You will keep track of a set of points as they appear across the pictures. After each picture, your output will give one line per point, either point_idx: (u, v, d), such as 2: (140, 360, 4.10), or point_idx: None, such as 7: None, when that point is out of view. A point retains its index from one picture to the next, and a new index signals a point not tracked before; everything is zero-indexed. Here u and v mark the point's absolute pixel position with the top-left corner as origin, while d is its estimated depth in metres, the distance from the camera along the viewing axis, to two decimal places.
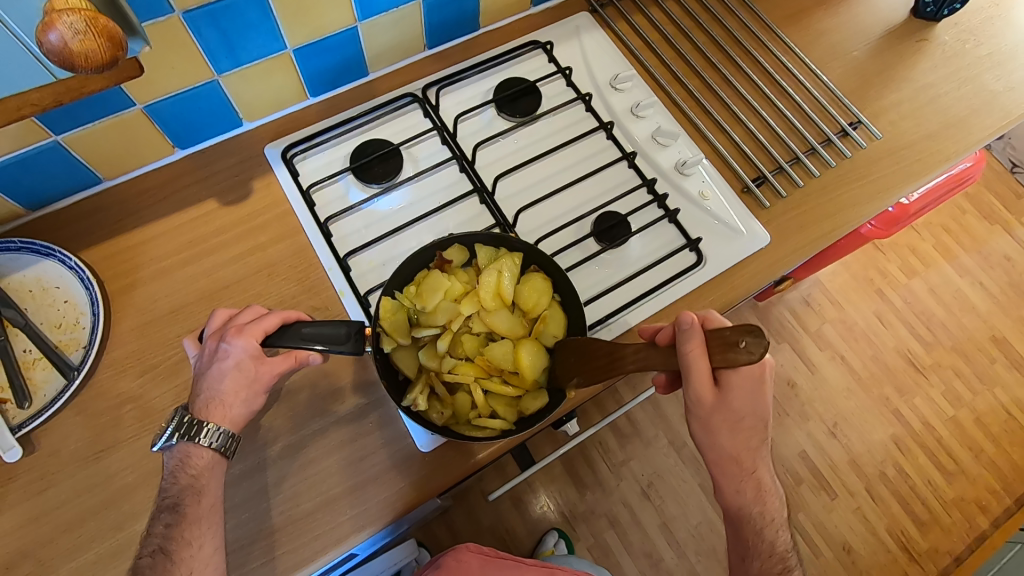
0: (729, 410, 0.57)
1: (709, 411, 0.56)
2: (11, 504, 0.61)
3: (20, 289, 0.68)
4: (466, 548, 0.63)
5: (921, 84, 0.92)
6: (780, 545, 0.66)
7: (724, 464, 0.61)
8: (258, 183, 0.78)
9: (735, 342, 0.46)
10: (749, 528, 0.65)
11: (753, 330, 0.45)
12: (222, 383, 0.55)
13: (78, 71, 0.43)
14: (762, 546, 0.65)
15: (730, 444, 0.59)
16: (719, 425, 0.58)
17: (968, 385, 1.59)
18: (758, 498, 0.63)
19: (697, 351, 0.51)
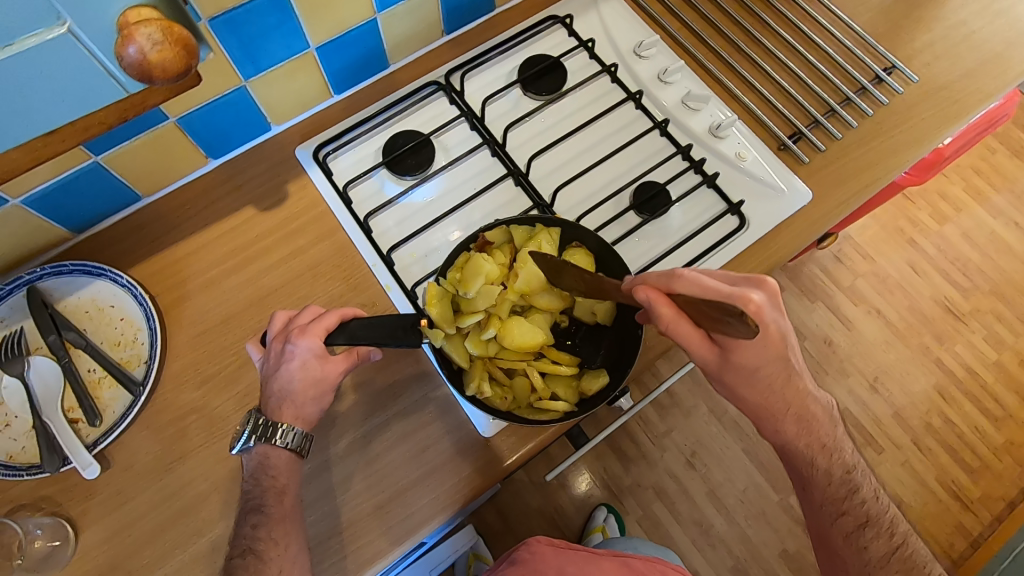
0: (732, 367, 0.56)
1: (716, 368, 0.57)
2: (95, 519, 0.63)
3: (78, 311, 0.70)
4: (538, 541, 0.61)
5: (953, 22, 0.89)
6: (838, 470, 0.62)
7: (760, 415, 0.60)
8: (292, 186, 0.78)
9: (717, 318, 0.47)
10: (801, 462, 0.62)
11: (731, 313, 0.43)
12: (292, 384, 0.55)
13: (154, 83, 0.44)
14: (820, 477, 0.62)
15: (754, 398, 0.58)
16: (736, 380, 0.57)
17: (1009, 327, 1.56)
18: (804, 431, 0.61)
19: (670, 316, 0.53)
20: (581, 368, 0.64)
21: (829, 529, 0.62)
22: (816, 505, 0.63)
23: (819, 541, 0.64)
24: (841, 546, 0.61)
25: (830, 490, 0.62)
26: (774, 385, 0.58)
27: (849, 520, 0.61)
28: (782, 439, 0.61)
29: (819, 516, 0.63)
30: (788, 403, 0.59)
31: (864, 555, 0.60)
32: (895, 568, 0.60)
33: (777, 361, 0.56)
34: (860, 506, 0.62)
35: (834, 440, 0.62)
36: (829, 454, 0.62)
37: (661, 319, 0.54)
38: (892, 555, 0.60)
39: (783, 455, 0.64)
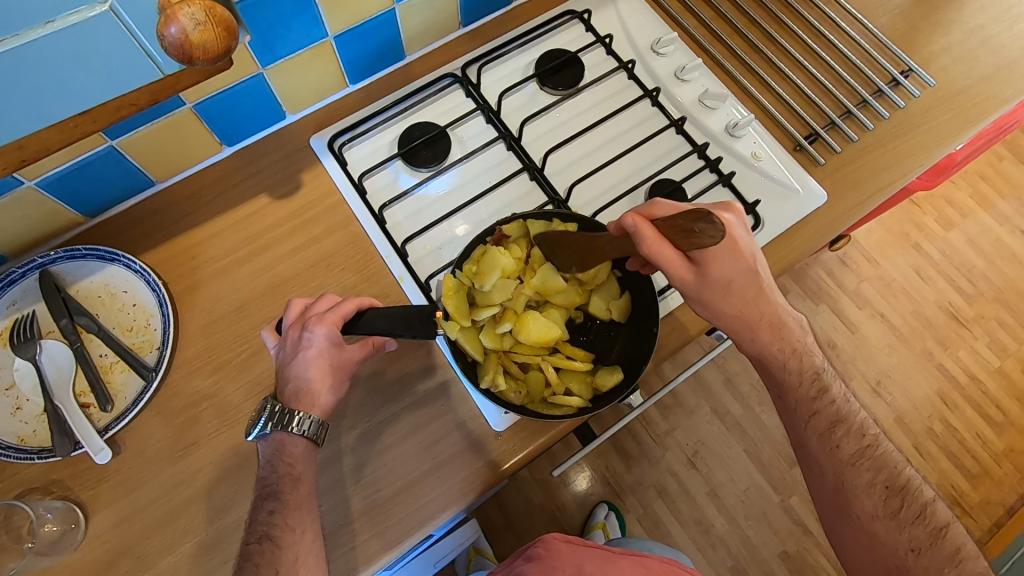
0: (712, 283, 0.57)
1: (695, 289, 0.58)
2: (105, 504, 0.63)
3: (90, 296, 0.69)
4: (553, 538, 0.61)
5: (971, 26, 0.89)
6: (810, 371, 0.62)
7: (734, 327, 0.61)
8: (307, 175, 0.77)
9: (691, 228, 0.46)
10: (774, 367, 0.63)
11: (702, 215, 0.45)
12: (309, 371, 0.56)
13: (195, 65, 0.42)
14: (793, 381, 0.62)
15: (729, 310, 0.59)
16: (714, 298, 0.58)
17: (1012, 334, 1.57)
18: (776, 335, 0.62)
19: (654, 242, 0.52)
20: (596, 365, 0.64)
21: (804, 434, 0.62)
22: (792, 411, 0.63)
23: (797, 450, 0.64)
24: (816, 448, 0.62)
25: (804, 392, 0.62)
26: (747, 298, 0.59)
27: (822, 421, 0.61)
28: (756, 345, 0.62)
29: (794, 421, 0.63)
30: (760, 309, 0.60)
31: (838, 455, 0.61)
32: (867, 465, 0.60)
33: (749, 273, 0.58)
34: (832, 407, 0.62)
35: (804, 344, 0.63)
36: (800, 357, 0.62)
37: (644, 247, 0.53)
38: (864, 454, 0.61)
39: (756, 363, 0.64)
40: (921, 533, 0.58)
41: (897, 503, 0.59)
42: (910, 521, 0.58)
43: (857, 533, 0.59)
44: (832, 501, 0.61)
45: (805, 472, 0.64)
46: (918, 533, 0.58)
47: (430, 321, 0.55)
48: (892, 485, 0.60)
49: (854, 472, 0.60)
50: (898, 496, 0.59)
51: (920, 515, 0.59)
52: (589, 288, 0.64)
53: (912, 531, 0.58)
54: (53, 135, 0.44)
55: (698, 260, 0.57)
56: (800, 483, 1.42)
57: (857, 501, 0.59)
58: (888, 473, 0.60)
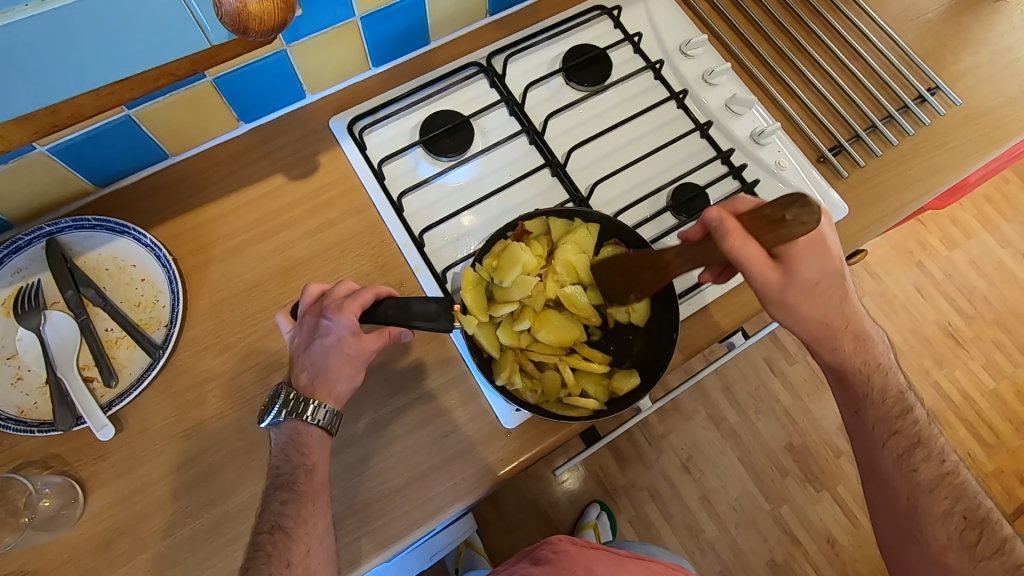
0: (795, 283, 0.54)
1: (777, 291, 0.54)
2: (106, 481, 0.62)
3: (97, 268, 0.68)
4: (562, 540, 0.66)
5: (998, 47, 0.87)
6: (893, 389, 0.60)
7: (816, 334, 0.58)
8: (324, 157, 0.76)
9: (781, 218, 0.43)
10: (857, 381, 0.60)
11: (796, 199, 0.41)
12: (326, 360, 0.56)
13: (247, 36, 0.40)
14: (876, 396, 0.59)
15: (811, 315, 0.57)
16: (796, 302, 0.55)
17: (1009, 356, 1.57)
18: (861, 350, 0.59)
19: (739, 241, 0.48)
20: (612, 368, 0.64)
21: (877, 453, 0.60)
22: (866, 428, 0.60)
23: (866, 470, 0.61)
24: (888, 468, 0.59)
25: (882, 409, 0.59)
26: (831, 302, 0.57)
27: (900, 440, 0.59)
28: (837, 356, 0.59)
29: (867, 439, 0.60)
30: (844, 317, 0.58)
31: (914, 478, 0.57)
32: (945, 493, 0.57)
33: (834, 273, 0.55)
34: (912, 427, 0.59)
35: (887, 360, 0.61)
36: (885, 374, 0.60)
37: (729, 249, 0.49)
38: (944, 480, 0.57)
39: (833, 375, 0.62)
40: (999, 569, 0.53)
41: (974, 536, 0.55)
42: (987, 555, 0.54)
43: (926, 563, 0.56)
44: (900, 526, 0.58)
45: (872, 494, 0.61)
46: (996, 570, 0.53)
47: (412, 315, 0.54)
48: (970, 516, 0.56)
49: (930, 497, 0.57)
50: (976, 528, 0.55)
51: (1000, 553, 0.54)
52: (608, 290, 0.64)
53: (987, 567, 0.54)
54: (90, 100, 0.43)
55: (783, 259, 0.53)
56: (791, 493, 1.43)
57: (930, 529, 0.56)
58: (968, 504, 0.56)
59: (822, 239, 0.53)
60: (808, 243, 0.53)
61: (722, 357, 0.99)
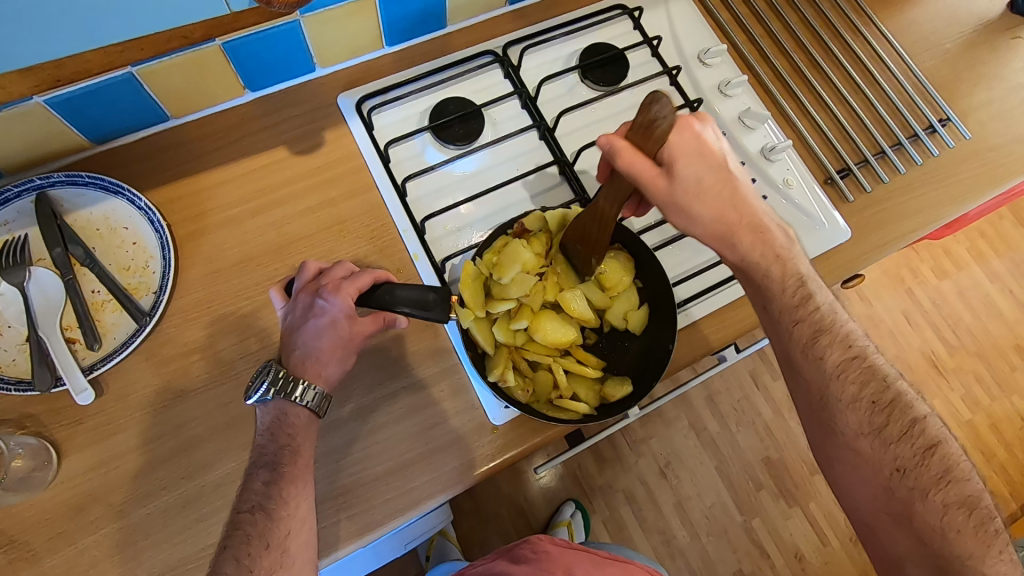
0: (689, 185, 0.56)
1: (673, 199, 0.56)
2: (81, 446, 0.61)
3: (88, 227, 0.66)
4: (541, 541, 0.70)
5: (1012, 84, 0.87)
6: (793, 276, 0.58)
7: (716, 236, 0.58)
8: (329, 134, 0.74)
9: (648, 116, 0.49)
10: (756, 271, 0.58)
11: (652, 97, 0.47)
12: (319, 341, 0.56)
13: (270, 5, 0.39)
14: (776, 284, 0.58)
15: (710, 217, 0.57)
16: (692, 206, 0.57)
17: (987, 390, 1.57)
18: (758, 236, 0.58)
19: (623, 155, 0.53)
20: (605, 373, 0.64)
21: (786, 347, 0.58)
22: (772, 322, 0.59)
23: (780, 365, 0.60)
24: (799, 361, 0.57)
25: (786, 300, 0.58)
26: (722, 200, 0.57)
27: (806, 329, 0.57)
28: (736, 252, 0.58)
29: (777, 332, 0.59)
30: (738, 211, 0.58)
31: (821, 367, 0.56)
32: (853, 378, 0.56)
33: (722, 170, 0.57)
34: (815, 314, 0.57)
35: (788, 249, 0.59)
36: (783, 262, 0.58)
37: (620, 163, 0.53)
38: (850, 364, 0.56)
39: (737, 273, 0.60)
40: (909, 451, 0.54)
41: (883, 418, 0.55)
42: (896, 439, 0.54)
43: (844, 452, 0.56)
44: (817, 420, 0.58)
45: (790, 390, 0.60)
46: (906, 453, 0.54)
47: (394, 300, 0.55)
48: (879, 400, 0.55)
49: (839, 386, 0.56)
50: (886, 412, 0.55)
51: (908, 433, 0.54)
52: (609, 295, 0.63)
53: (899, 450, 0.54)
54: (98, 58, 0.44)
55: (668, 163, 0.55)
56: (763, 506, 1.44)
57: (842, 419, 0.56)
58: (876, 388, 0.56)
59: (700, 137, 0.56)
60: (688, 143, 0.56)
61: (710, 370, 0.99)
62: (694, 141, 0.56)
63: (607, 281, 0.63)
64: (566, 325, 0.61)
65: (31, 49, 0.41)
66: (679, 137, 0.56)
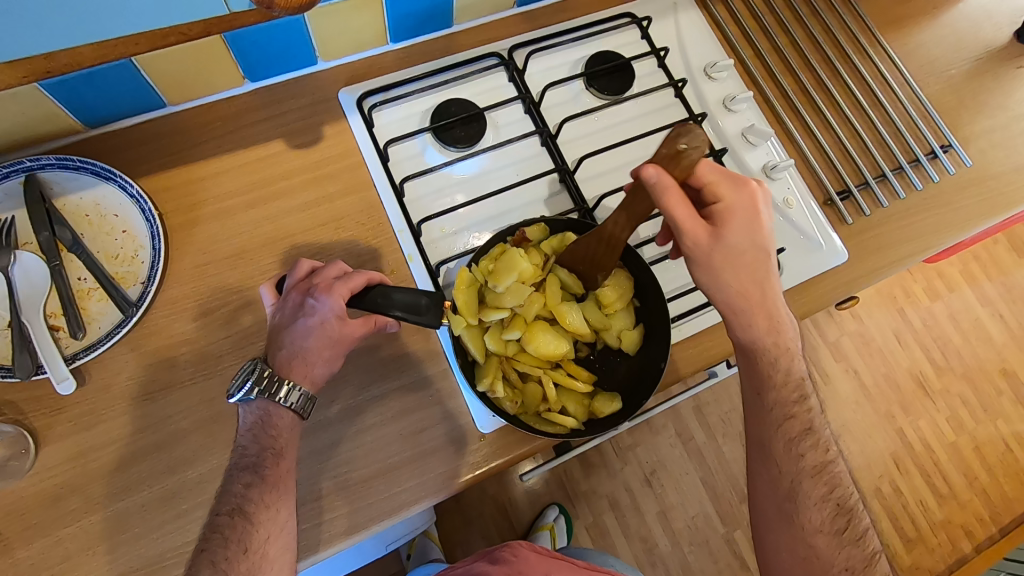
0: (728, 248, 0.54)
1: (708, 255, 0.54)
2: (60, 435, 0.59)
3: (77, 213, 0.65)
4: (521, 545, 0.69)
5: (1014, 113, 0.87)
6: (795, 374, 0.58)
7: (735, 308, 0.56)
8: (329, 129, 0.73)
9: (679, 145, 0.49)
10: (763, 360, 0.57)
11: (681, 129, 0.49)
12: (307, 341, 0.55)
13: (272, 9, 0.37)
14: (779, 378, 0.58)
15: (737, 285, 0.55)
16: (722, 269, 0.54)
17: (972, 413, 1.58)
18: (773, 327, 0.57)
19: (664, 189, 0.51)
20: (595, 388, 0.63)
21: (770, 437, 0.58)
22: (765, 411, 0.58)
23: (751, 449, 0.60)
24: (779, 451, 0.58)
25: (784, 393, 0.58)
26: (756, 276, 0.55)
27: (796, 425, 0.58)
28: (750, 333, 0.56)
29: (763, 417, 0.58)
30: (761, 292, 0.55)
31: (801, 463, 0.58)
32: (824, 481, 0.58)
33: (764, 247, 0.55)
34: (807, 413, 0.59)
35: (794, 347, 0.58)
36: (791, 359, 0.58)
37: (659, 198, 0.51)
38: (824, 467, 0.58)
39: (740, 352, 0.59)
40: (857, 554, 0.57)
41: (842, 522, 0.58)
42: (850, 543, 0.57)
43: (798, 546, 0.57)
44: (779, 510, 0.58)
45: (753, 474, 0.60)
46: (855, 556, 0.57)
47: (383, 304, 0.55)
48: (841, 504, 0.58)
49: (811, 484, 0.58)
50: (844, 516, 0.58)
51: (860, 540, 0.58)
52: (605, 311, 0.63)
53: (850, 553, 0.57)
54: (88, 53, 0.42)
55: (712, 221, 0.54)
56: (746, 519, 1.45)
57: (807, 514, 0.57)
58: (842, 493, 0.58)
59: (754, 206, 0.54)
60: (741, 210, 0.54)
61: (701, 384, 0.98)
62: (748, 210, 0.54)
63: (604, 297, 0.62)
64: (559, 338, 0.60)
65: (23, 36, 0.39)
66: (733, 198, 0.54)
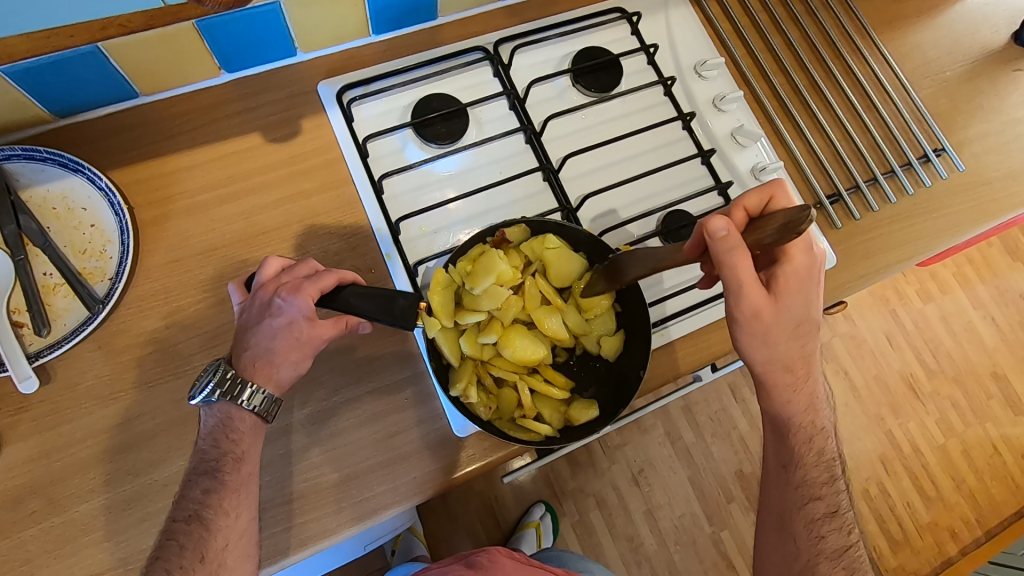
0: (784, 321, 0.54)
1: (764, 324, 0.54)
2: (23, 434, 0.58)
3: (44, 205, 0.63)
4: (497, 551, 0.68)
5: (1009, 118, 0.85)
6: (827, 455, 0.61)
7: (776, 379, 0.57)
8: (307, 123, 0.71)
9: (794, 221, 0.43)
10: (797, 438, 0.60)
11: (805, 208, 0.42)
12: (273, 341, 0.54)
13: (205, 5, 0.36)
14: (810, 457, 0.60)
15: (783, 354, 0.56)
16: (773, 342, 0.55)
17: (962, 416, 1.57)
18: (809, 409, 0.60)
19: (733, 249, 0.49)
20: (572, 394, 0.62)
21: (792, 512, 0.60)
22: (791, 486, 0.61)
23: (770, 523, 0.62)
24: (799, 527, 0.60)
25: (814, 472, 0.61)
26: (802, 351, 0.57)
27: (821, 506, 0.60)
28: (787, 411, 0.59)
29: (788, 493, 0.61)
30: (802, 372, 0.58)
31: (820, 544, 0.59)
32: (842, 564, 0.59)
33: (811, 323, 0.56)
34: (834, 496, 0.61)
35: (828, 428, 0.61)
36: (824, 440, 0.61)
37: (731, 257, 0.50)
38: (845, 552, 0.59)
39: (773, 428, 0.62)
40: None
41: None
42: None
43: None
44: None
45: (768, 546, 0.62)
46: None
47: (353, 307, 0.53)
48: None
49: (829, 566, 0.59)
50: None
51: None
52: (586, 316, 0.62)
53: None
54: (18, 44, 0.41)
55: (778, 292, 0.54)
56: (733, 519, 1.45)
57: None
58: None
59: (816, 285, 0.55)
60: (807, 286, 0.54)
61: (687, 386, 0.96)
62: (808, 277, 0.54)
63: (585, 302, 0.61)
64: (536, 342, 0.59)
65: None
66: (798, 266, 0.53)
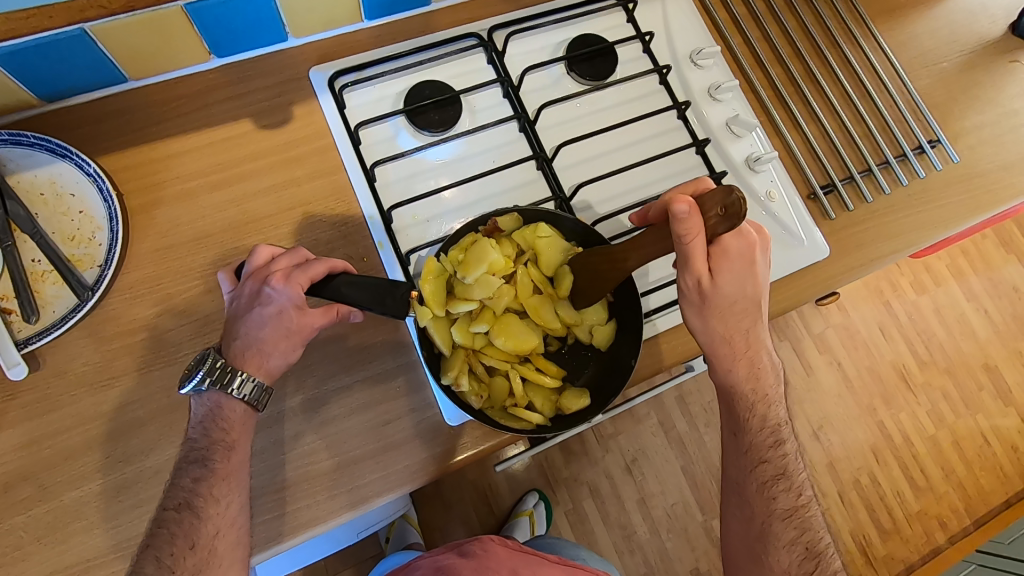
0: (722, 298, 0.57)
1: (701, 298, 0.57)
2: (13, 422, 0.58)
3: (31, 191, 0.62)
4: (490, 540, 0.69)
5: (1006, 109, 0.85)
6: (773, 419, 0.61)
7: (717, 350, 0.59)
8: (299, 109, 0.71)
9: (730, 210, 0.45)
10: (740, 406, 0.61)
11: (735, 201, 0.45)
12: (263, 331, 0.54)
13: None
14: (756, 424, 0.61)
15: (721, 328, 0.58)
16: (711, 314, 0.58)
17: (952, 407, 1.59)
18: (750, 375, 0.61)
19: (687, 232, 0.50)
20: (564, 383, 0.63)
21: (745, 478, 0.60)
22: (741, 452, 0.61)
23: (728, 489, 0.62)
24: (753, 492, 0.60)
25: (760, 437, 0.61)
26: (744, 324, 0.59)
27: (770, 469, 0.60)
28: (731, 379, 0.60)
29: (739, 459, 0.61)
30: (745, 341, 0.60)
31: (771, 505, 0.59)
32: (794, 523, 0.59)
33: (753, 301, 0.58)
34: (780, 458, 0.61)
35: (775, 393, 0.62)
36: (768, 405, 0.61)
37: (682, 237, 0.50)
38: (796, 512, 0.60)
39: (722, 397, 0.62)
40: None
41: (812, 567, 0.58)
42: None
43: None
44: (749, 548, 0.60)
45: (728, 513, 0.62)
46: None
47: (343, 296, 0.53)
48: (812, 547, 0.58)
49: (781, 526, 0.59)
50: (814, 559, 0.58)
51: None
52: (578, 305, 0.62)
53: None
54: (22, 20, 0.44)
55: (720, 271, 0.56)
56: None
57: (774, 554, 0.58)
58: (812, 536, 0.59)
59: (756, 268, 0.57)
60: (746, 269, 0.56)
61: (677, 376, 0.95)
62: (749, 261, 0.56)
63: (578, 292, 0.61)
64: (527, 330, 0.59)
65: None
66: (735, 246, 0.55)
